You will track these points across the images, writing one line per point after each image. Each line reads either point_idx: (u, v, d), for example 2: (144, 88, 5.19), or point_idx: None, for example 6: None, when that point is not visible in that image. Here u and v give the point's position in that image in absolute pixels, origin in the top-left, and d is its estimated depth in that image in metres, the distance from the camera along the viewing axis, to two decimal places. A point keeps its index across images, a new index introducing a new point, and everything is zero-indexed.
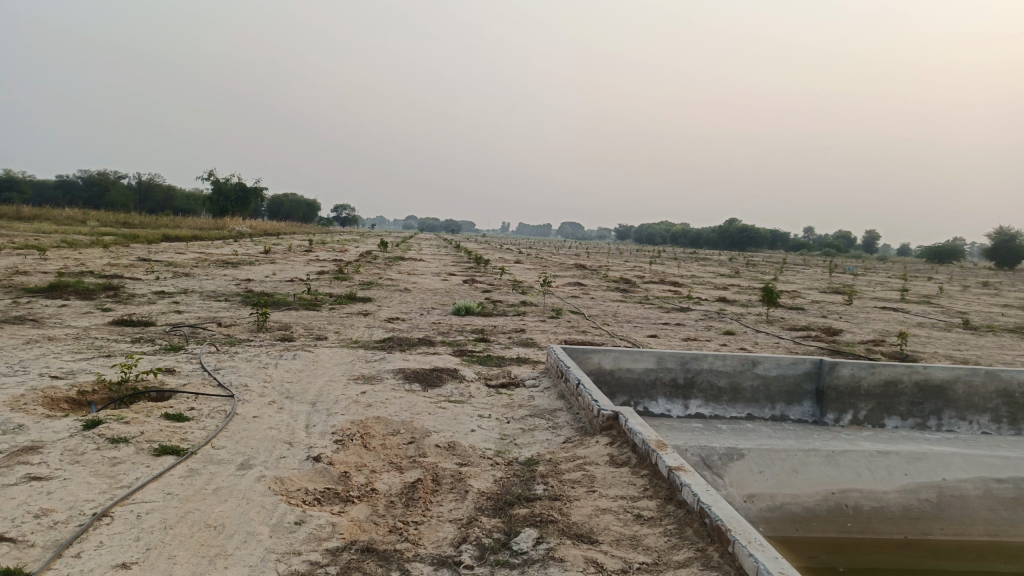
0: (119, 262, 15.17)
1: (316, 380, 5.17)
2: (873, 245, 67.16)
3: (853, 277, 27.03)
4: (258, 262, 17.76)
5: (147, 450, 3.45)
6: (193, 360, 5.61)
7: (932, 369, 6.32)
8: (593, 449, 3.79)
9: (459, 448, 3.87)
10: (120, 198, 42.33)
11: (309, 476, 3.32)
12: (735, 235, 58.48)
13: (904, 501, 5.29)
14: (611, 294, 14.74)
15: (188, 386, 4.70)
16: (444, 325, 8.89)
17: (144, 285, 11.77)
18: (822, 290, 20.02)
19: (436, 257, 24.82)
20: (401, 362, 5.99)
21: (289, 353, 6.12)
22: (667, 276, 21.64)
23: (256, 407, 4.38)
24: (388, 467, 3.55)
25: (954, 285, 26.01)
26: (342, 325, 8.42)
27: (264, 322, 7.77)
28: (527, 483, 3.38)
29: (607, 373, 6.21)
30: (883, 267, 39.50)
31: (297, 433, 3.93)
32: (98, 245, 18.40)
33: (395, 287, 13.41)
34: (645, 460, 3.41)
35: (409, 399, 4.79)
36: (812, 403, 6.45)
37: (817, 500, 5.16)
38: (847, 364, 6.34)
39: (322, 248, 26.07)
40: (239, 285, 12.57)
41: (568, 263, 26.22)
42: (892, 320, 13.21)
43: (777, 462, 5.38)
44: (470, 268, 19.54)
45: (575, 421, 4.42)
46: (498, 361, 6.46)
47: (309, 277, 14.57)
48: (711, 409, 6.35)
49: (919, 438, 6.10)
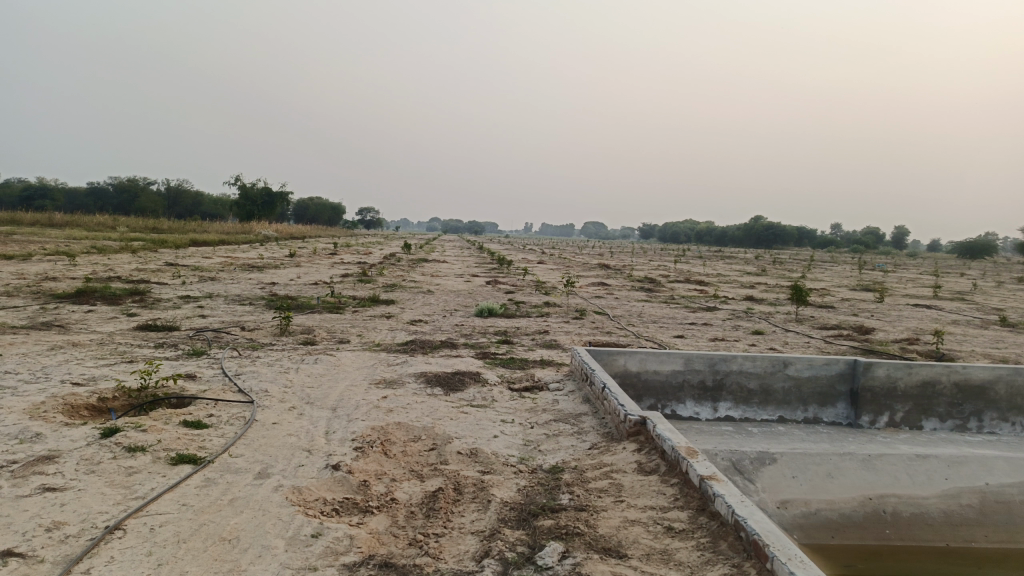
0: (147, 267, 15.32)
1: (337, 385, 5.09)
2: (904, 240, 66.02)
3: (883, 274, 26.57)
4: (283, 265, 17.86)
5: (164, 459, 3.39)
6: (214, 365, 5.57)
7: (972, 369, 6.08)
8: (620, 456, 3.66)
9: (481, 455, 3.76)
10: (148, 203, 42.96)
11: (328, 485, 3.23)
12: (761, 233, 57.90)
13: (945, 507, 5.08)
14: (636, 294, 14.57)
15: (207, 392, 4.65)
16: (467, 327, 8.80)
17: (170, 290, 11.84)
18: (852, 287, 19.67)
19: (461, 258, 24.80)
20: (423, 366, 5.91)
21: (310, 357, 6.06)
22: (693, 275, 21.41)
23: (275, 413, 4.31)
24: (408, 476, 3.45)
25: (988, 280, 25.49)
26: (365, 327, 8.36)
27: (287, 326, 7.74)
28: (552, 492, 3.26)
29: (633, 375, 6.06)
30: (913, 263, 38.84)
31: (317, 439, 3.85)
32: (127, 250, 18.63)
33: (419, 289, 13.38)
34: (675, 468, 3.27)
35: (431, 404, 4.70)
36: (847, 405, 6.25)
37: (854, 506, 4.97)
38: (883, 365, 6.12)
39: (346, 251, 26.14)
40: (263, 288, 12.60)
41: (592, 263, 26.06)
42: (927, 318, 12.88)
43: (810, 467, 5.20)
44: (494, 270, 19.47)
45: (601, 426, 4.29)
46: (521, 364, 6.34)
47: (333, 280, 14.59)
48: (741, 412, 6.18)
49: (959, 441, 5.88)
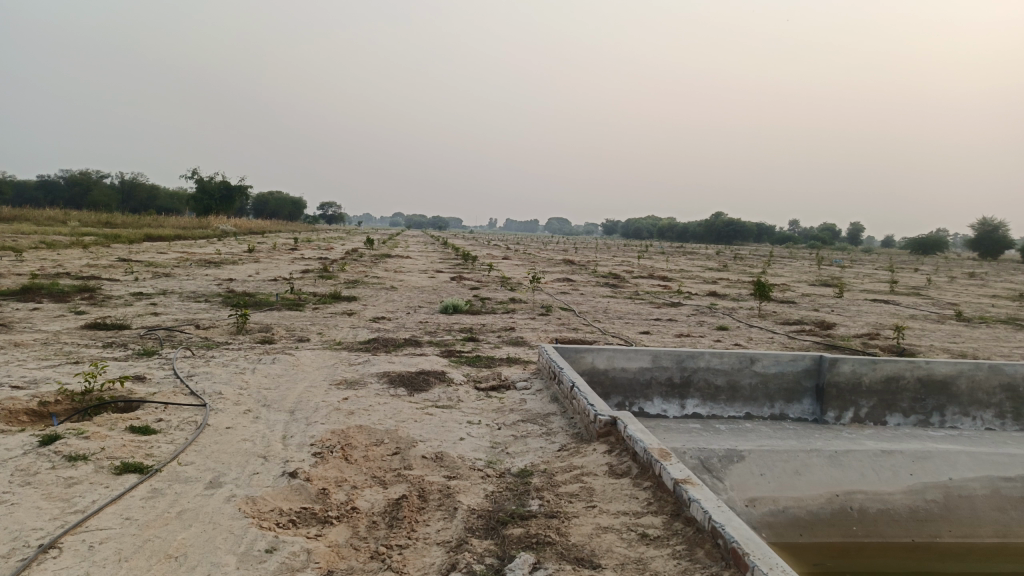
0: (99, 263, 14.79)
1: (296, 386, 4.90)
2: (859, 236, 67.45)
3: (841, 269, 27.08)
4: (241, 261, 17.41)
5: (107, 468, 3.18)
6: (165, 365, 5.32)
7: (934, 363, 6.13)
8: (591, 458, 3.55)
9: (447, 459, 3.61)
10: (102, 197, 41.75)
11: (284, 495, 3.06)
12: (722, 229, 58.70)
13: (911, 503, 5.09)
14: (601, 290, 14.54)
15: (157, 395, 4.41)
16: (431, 324, 8.63)
17: (121, 286, 11.42)
18: (812, 283, 19.93)
19: (425, 254, 24.55)
20: (385, 365, 5.73)
21: (267, 357, 5.83)
22: (656, 270, 21.52)
23: (229, 416, 4.10)
24: (370, 482, 3.29)
25: (940, 275, 26.14)
26: (326, 325, 8.14)
27: (244, 323, 7.48)
28: (521, 498, 3.13)
29: (601, 373, 5.97)
30: (868, 259, 39.74)
31: (273, 445, 3.67)
32: (77, 245, 18.01)
33: (382, 285, 13.15)
34: (648, 470, 3.17)
35: (394, 405, 4.53)
36: (813, 400, 6.24)
37: (821, 503, 4.94)
38: (848, 360, 6.13)
39: (307, 246, 25.69)
40: (220, 285, 12.24)
41: (556, 258, 26.03)
42: (885, 312, 13.08)
43: (778, 463, 5.16)
44: (458, 265, 19.29)
45: (570, 427, 4.18)
46: (487, 362, 6.20)
47: (293, 276, 14.27)
48: (708, 409, 6.13)
49: (923, 435, 5.92)
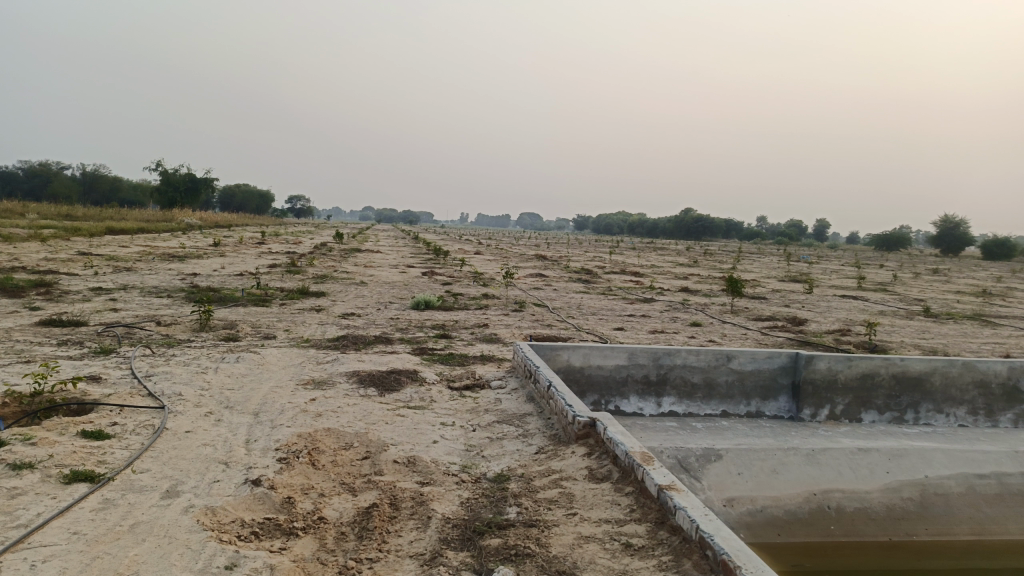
0: (57, 257, 14.32)
1: (261, 386, 4.69)
2: (825, 232, 68.43)
3: (808, 265, 27.39)
4: (207, 255, 17.04)
5: (55, 477, 2.96)
6: (123, 365, 5.07)
7: (909, 360, 6.12)
8: (569, 462, 3.42)
9: (420, 464, 3.45)
10: (63, 189, 40.67)
11: (246, 504, 2.88)
12: (691, 225, 59.11)
13: (888, 501, 5.05)
14: (573, 285, 14.44)
15: (113, 397, 4.19)
16: (402, 320, 8.44)
17: (80, 281, 11.03)
18: (781, 279, 20.07)
19: (396, 249, 24.28)
20: (355, 364, 5.54)
21: (231, 355, 5.60)
22: (628, 266, 21.54)
23: (189, 420, 3.89)
24: (339, 490, 3.12)
25: (905, 272, 26.60)
26: (293, 322, 7.91)
27: (207, 320, 7.22)
28: (497, 506, 2.99)
29: (576, 371, 5.85)
30: (833, 255, 40.35)
31: (235, 450, 3.48)
32: (35, 238, 17.43)
33: (352, 281, 12.92)
34: (630, 475, 3.05)
35: (364, 407, 4.36)
36: (789, 398, 6.20)
37: (799, 503, 4.88)
38: (824, 357, 6.09)
39: (276, 240, 25.24)
40: (184, 279, 11.90)
41: (528, 254, 25.88)
42: (855, 308, 13.18)
43: (756, 463, 5.09)
44: (429, 260, 19.06)
45: (548, 428, 4.05)
46: (461, 360, 6.04)
47: (260, 271, 13.95)
48: (685, 407, 6.05)
49: (898, 433, 5.91)
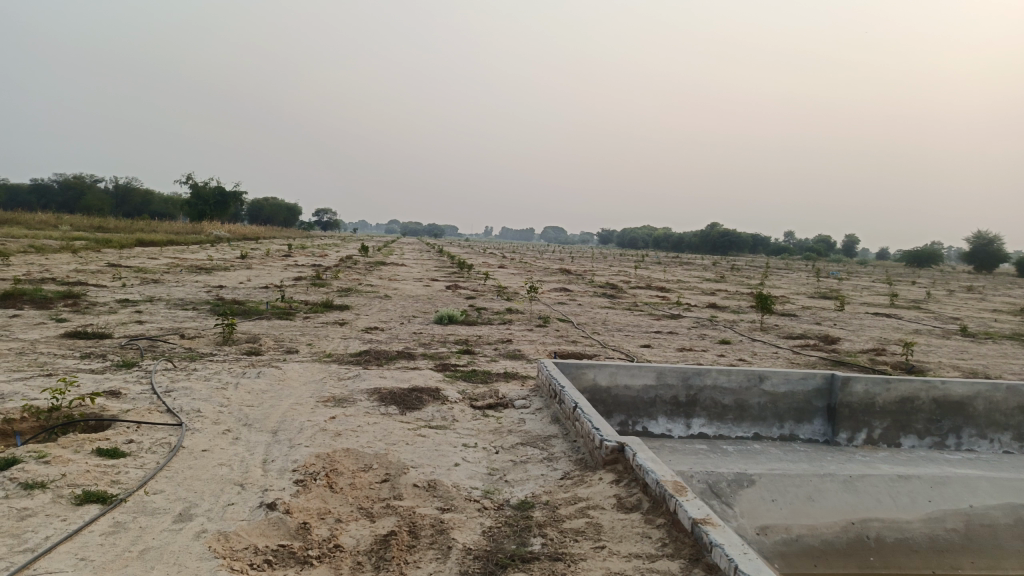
0: (87, 268, 14.47)
1: (280, 403, 4.60)
2: (854, 248, 67.41)
3: (838, 282, 26.90)
4: (233, 268, 17.14)
5: (67, 498, 2.87)
6: (143, 379, 5.01)
7: (951, 384, 5.87)
8: (597, 489, 3.27)
9: (441, 489, 3.32)
10: (95, 202, 41.41)
11: (260, 530, 2.77)
12: (718, 240, 58.57)
13: (930, 532, 4.81)
14: (598, 300, 14.25)
15: (131, 413, 4.11)
16: (425, 335, 8.33)
17: (108, 293, 11.09)
18: (810, 295, 19.67)
19: (420, 262, 24.28)
20: (376, 380, 5.43)
21: (252, 370, 5.52)
22: (653, 281, 21.31)
23: (206, 438, 3.80)
24: (356, 515, 3.00)
25: (938, 289, 26.00)
26: (316, 336, 7.84)
27: (230, 334, 7.17)
28: (521, 536, 2.85)
29: (603, 391, 5.68)
30: (863, 271, 39.70)
31: (252, 471, 3.37)
32: (66, 249, 17.67)
33: (376, 294, 12.89)
34: (661, 505, 2.89)
35: (384, 426, 4.24)
36: (823, 421, 5.97)
37: (837, 532, 4.64)
38: (861, 380, 5.86)
39: (302, 253, 25.39)
40: (210, 292, 11.93)
41: (553, 268, 25.69)
42: (888, 327, 12.84)
43: (791, 489, 4.86)
44: (453, 274, 18.98)
45: (574, 452, 3.90)
46: (484, 377, 5.91)
47: (285, 284, 13.97)
48: (715, 429, 5.85)
49: (940, 460, 5.66)
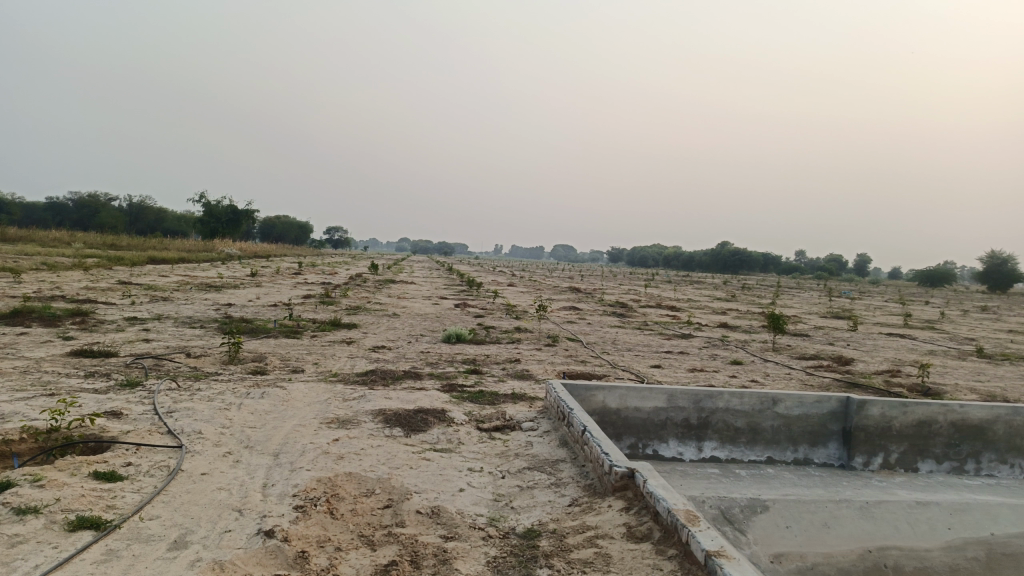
0: (97, 286, 14.50)
1: (283, 425, 4.52)
2: (866, 267, 66.92)
3: (850, 301, 26.68)
4: (243, 285, 17.17)
5: (60, 524, 2.80)
6: (146, 399, 4.95)
7: (970, 407, 5.72)
8: (606, 517, 3.16)
9: (445, 516, 3.22)
10: (109, 219, 41.73)
11: (257, 559, 2.68)
12: (728, 258, 58.36)
13: (951, 561, 4.61)
14: (608, 320, 14.14)
15: (131, 434, 4.05)
16: (433, 354, 8.25)
17: (116, 310, 11.09)
18: (823, 315, 19.47)
19: (430, 280, 24.27)
20: (382, 401, 5.34)
21: (256, 390, 5.45)
22: (663, 299, 21.18)
23: (206, 460, 3.72)
24: (356, 543, 2.90)
25: (951, 309, 25.74)
26: (323, 355, 7.78)
27: (236, 353, 7.11)
28: (527, 567, 2.75)
29: (612, 413, 5.57)
30: (875, 290, 39.38)
31: (251, 496, 3.29)
32: (78, 267, 17.79)
33: (384, 312, 12.83)
34: (672, 536, 2.78)
35: (388, 449, 4.15)
36: (839, 445, 5.83)
37: (854, 560, 4.48)
38: (877, 403, 5.72)
39: (312, 271, 25.43)
40: (218, 310, 11.90)
41: (562, 286, 25.63)
42: (903, 347, 12.66)
43: (806, 516, 4.72)
44: (462, 292, 18.93)
45: (582, 477, 3.79)
46: (492, 398, 5.81)
47: (294, 301, 13.94)
48: (727, 452, 5.73)
49: (959, 486, 5.51)
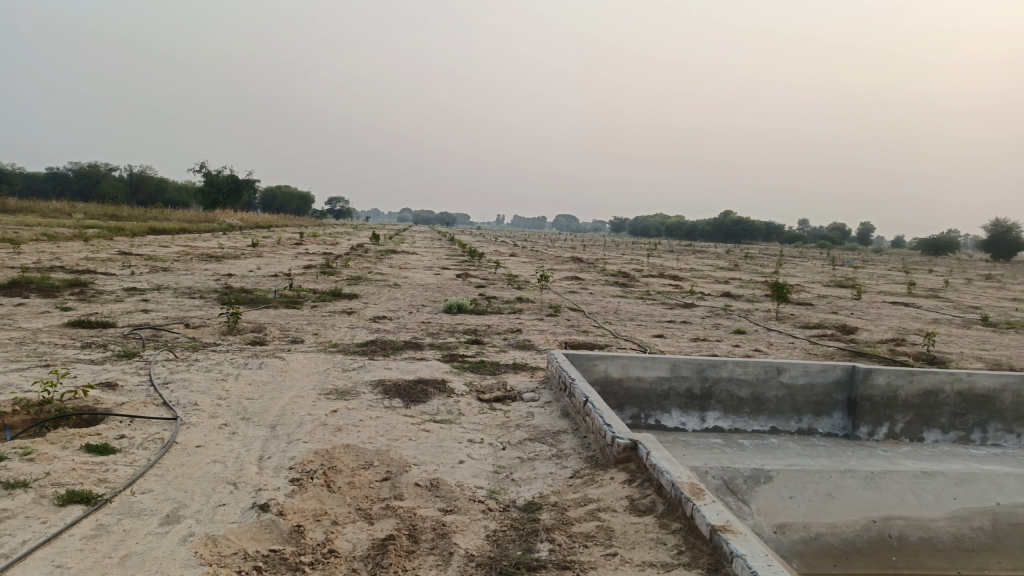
0: (97, 256, 14.42)
1: (280, 396, 4.46)
2: (870, 236, 66.51)
3: (854, 270, 26.55)
4: (243, 255, 17.08)
5: (50, 499, 2.73)
6: (142, 371, 4.88)
7: (977, 376, 5.64)
8: (608, 490, 3.10)
9: (444, 488, 3.16)
10: (109, 189, 41.56)
11: (251, 533, 2.62)
12: (731, 227, 58.10)
13: (955, 532, 4.58)
14: (610, 289, 14.03)
15: (125, 406, 3.98)
16: (433, 325, 8.17)
17: (115, 281, 11.02)
18: (827, 284, 19.31)
19: (431, 250, 24.20)
20: (381, 372, 5.28)
21: (254, 361, 5.38)
22: (666, 269, 21.10)
23: (201, 433, 3.66)
24: (354, 517, 2.84)
25: (955, 277, 25.64)
26: (323, 325, 7.70)
27: (235, 323, 7.04)
28: (527, 541, 2.68)
29: (614, 383, 5.50)
30: (879, 259, 39.18)
31: (247, 468, 3.23)
32: (78, 237, 17.68)
33: (385, 282, 12.74)
34: (676, 509, 2.72)
35: (387, 420, 4.08)
36: (843, 415, 5.77)
37: (858, 530, 4.42)
38: (883, 372, 5.64)
39: (314, 241, 25.34)
40: (218, 280, 11.82)
41: (565, 256, 25.55)
42: (907, 316, 12.56)
43: (810, 486, 4.67)
44: (464, 262, 18.80)
45: (584, 449, 3.73)
46: (493, 368, 5.75)
47: (295, 272, 13.86)
48: (730, 422, 5.67)
49: (965, 456, 5.45)
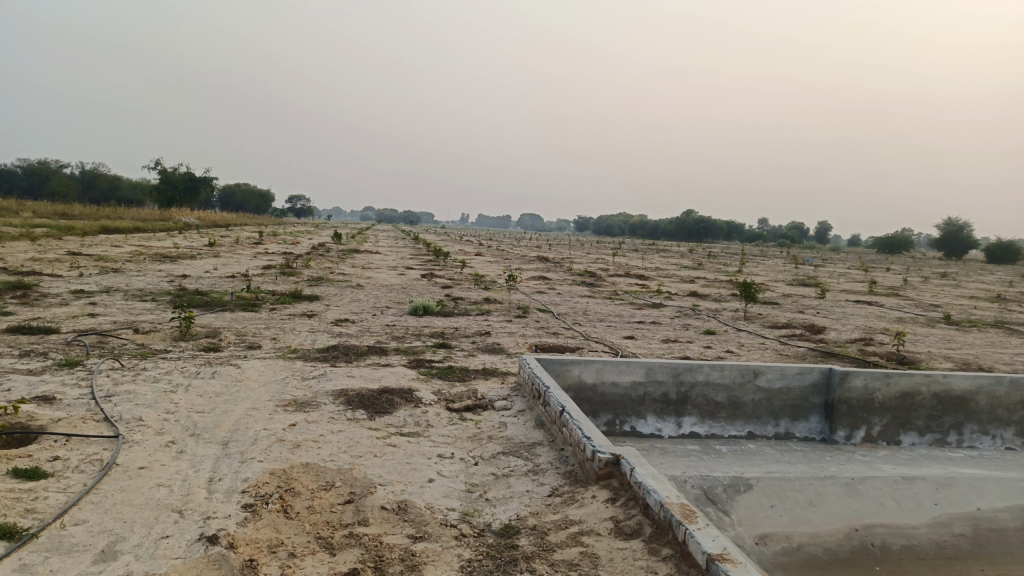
0: (43, 257, 13.78)
1: (235, 408, 4.16)
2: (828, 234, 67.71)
3: (815, 268, 26.83)
4: (200, 255, 16.55)
5: None
6: (84, 382, 4.53)
7: (953, 378, 5.57)
8: (590, 510, 2.88)
9: (412, 511, 2.91)
10: (60, 187, 40.18)
11: (197, 571, 2.34)
12: (693, 227, 58.57)
13: (938, 538, 4.45)
14: (578, 289, 13.84)
15: (63, 423, 3.64)
16: (398, 327, 7.88)
17: (61, 283, 10.49)
18: (789, 283, 19.40)
19: (393, 250, 23.81)
20: (344, 380, 4.99)
21: (207, 369, 5.05)
22: (632, 268, 21.03)
23: (146, 452, 3.35)
24: (313, 547, 2.58)
25: (913, 275, 26.10)
26: (282, 329, 7.37)
27: (188, 328, 6.67)
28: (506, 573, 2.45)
29: (588, 389, 5.31)
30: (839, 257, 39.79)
31: (195, 493, 2.94)
32: (24, 236, 16.95)
33: (348, 284, 12.37)
34: (667, 532, 2.51)
35: (350, 435, 3.81)
36: (820, 418, 5.66)
37: (840, 540, 4.25)
38: (860, 374, 5.53)
39: (275, 240, 24.75)
40: (172, 282, 11.34)
41: (531, 256, 25.35)
42: (873, 316, 12.59)
43: (791, 495, 4.51)
44: (428, 262, 18.49)
45: (561, 463, 3.50)
46: (461, 375, 5.50)
47: (254, 273, 13.41)
48: (707, 428, 5.51)
49: (942, 459, 5.37)
